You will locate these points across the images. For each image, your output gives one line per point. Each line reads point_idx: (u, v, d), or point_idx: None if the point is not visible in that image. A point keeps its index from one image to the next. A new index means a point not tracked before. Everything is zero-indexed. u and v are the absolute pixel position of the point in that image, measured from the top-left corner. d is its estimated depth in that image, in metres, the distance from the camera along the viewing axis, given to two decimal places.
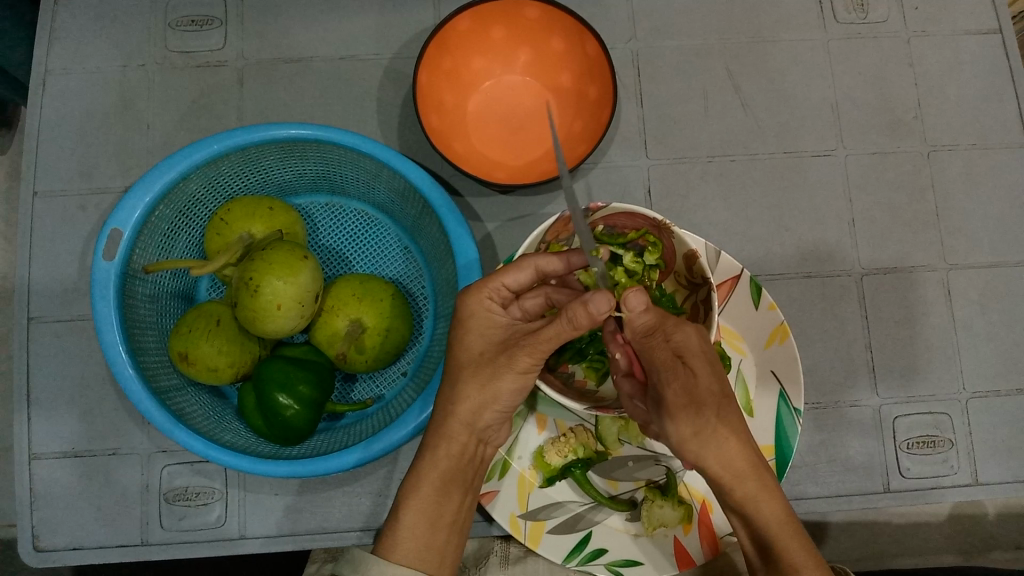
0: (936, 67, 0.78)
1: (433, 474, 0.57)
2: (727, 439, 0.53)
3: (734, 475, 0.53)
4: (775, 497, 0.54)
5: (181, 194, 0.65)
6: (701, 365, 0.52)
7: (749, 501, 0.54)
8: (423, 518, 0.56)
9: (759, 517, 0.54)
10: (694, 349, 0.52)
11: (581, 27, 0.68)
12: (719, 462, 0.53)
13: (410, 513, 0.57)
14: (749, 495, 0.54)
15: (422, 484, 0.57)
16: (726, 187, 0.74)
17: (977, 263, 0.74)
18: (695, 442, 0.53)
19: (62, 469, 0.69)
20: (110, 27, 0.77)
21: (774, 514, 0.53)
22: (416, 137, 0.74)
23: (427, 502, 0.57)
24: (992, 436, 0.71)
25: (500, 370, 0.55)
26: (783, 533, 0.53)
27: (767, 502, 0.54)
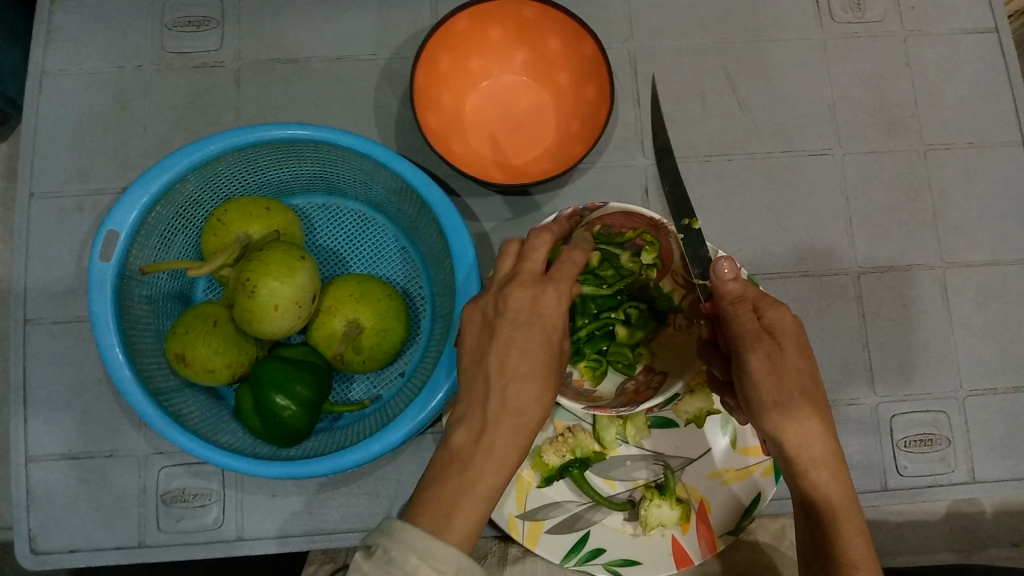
0: (933, 66, 0.78)
1: (501, 454, 0.50)
2: (809, 418, 0.54)
3: (809, 454, 0.54)
4: (840, 478, 0.54)
5: (178, 195, 0.64)
6: (790, 347, 0.54)
7: (819, 481, 0.54)
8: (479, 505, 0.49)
9: (821, 491, 0.54)
10: (787, 329, 0.55)
11: (579, 27, 0.68)
12: (797, 439, 0.54)
13: None
14: (816, 474, 0.54)
15: (487, 467, 0.49)
16: (723, 187, 0.74)
17: (974, 261, 0.74)
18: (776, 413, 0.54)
19: (59, 470, 0.69)
20: (106, 28, 0.76)
21: (839, 493, 0.53)
22: (414, 137, 0.74)
23: (490, 486, 0.49)
24: (989, 434, 0.71)
25: None
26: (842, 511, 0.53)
27: (832, 482, 0.54)
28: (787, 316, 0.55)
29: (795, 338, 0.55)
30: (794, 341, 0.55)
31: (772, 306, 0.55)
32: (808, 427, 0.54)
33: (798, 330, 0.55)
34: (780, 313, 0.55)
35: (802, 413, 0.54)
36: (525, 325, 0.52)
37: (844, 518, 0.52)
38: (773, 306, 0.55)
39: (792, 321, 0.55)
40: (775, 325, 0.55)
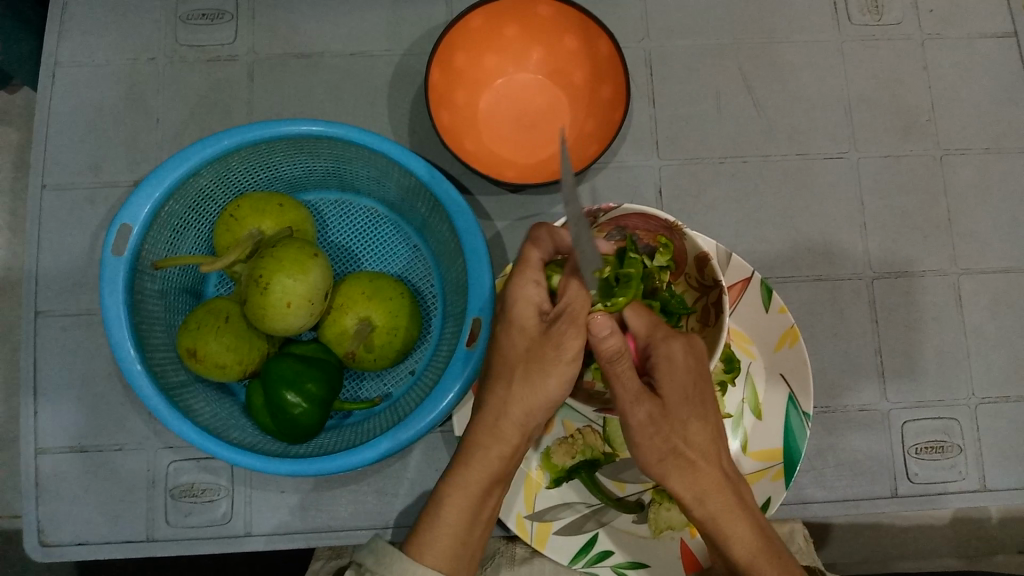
0: (950, 70, 0.78)
1: (476, 464, 0.56)
2: (694, 465, 0.54)
3: (698, 493, 0.53)
4: (738, 517, 0.53)
5: (191, 189, 0.64)
6: (675, 390, 0.53)
7: (716, 519, 0.53)
8: (463, 515, 0.55)
9: (723, 532, 0.53)
10: (676, 366, 0.53)
11: (594, 25, 0.67)
12: (683, 483, 0.54)
13: (450, 509, 0.55)
14: (714, 510, 0.53)
15: (470, 477, 0.56)
16: (737, 189, 0.74)
17: (988, 268, 0.74)
18: (663, 467, 0.54)
19: (68, 462, 0.69)
20: (120, 19, 0.76)
21: (744, 533, 0.53)
22: (428, 135, 0.74)
23: (459, 511, 0.55)
24: (1001, 442, 0.71)
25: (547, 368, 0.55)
26: (755, 552, 0.52)
27: (728, 524, 0.53)
28: (677, 350, 0.53)
29: (687, 373, 0.53)
30: (686, 383, 0.53)
31: (659, 344, 0.53)
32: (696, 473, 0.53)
33: (692, 362, 0.53)
34: (668, 350, 0.53)
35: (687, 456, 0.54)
36: (583, 322, 0.53)
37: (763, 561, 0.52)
38: (666, 340, 0.53)
39: (683, 352, 0.53)
40: (661, 370, 0.53)
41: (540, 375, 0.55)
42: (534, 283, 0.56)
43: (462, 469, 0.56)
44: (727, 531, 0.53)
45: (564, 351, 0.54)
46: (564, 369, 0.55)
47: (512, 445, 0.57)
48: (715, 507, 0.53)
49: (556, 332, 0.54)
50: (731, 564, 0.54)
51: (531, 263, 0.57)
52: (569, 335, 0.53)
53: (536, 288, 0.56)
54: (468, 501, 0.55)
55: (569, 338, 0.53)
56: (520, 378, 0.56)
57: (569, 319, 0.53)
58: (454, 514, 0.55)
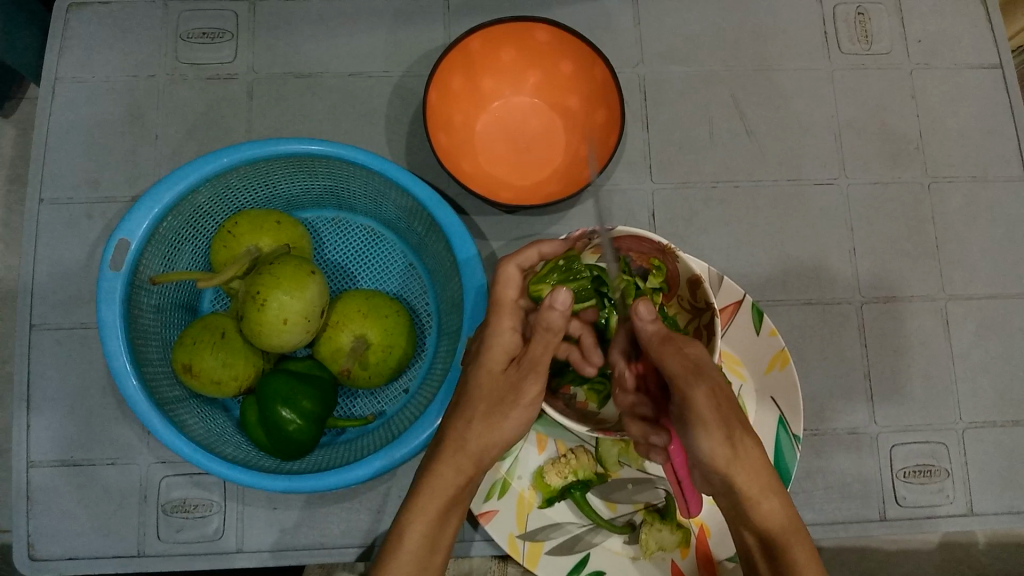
0: (938, 99, 0.79)
1: (435, 491, 0.54)
2: (751, 450, 0.53)
3: (752, 478, 0.52)
4: (773, 494, 0.53)
5: (189, 205, 0.65)
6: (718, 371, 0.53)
7: (756, 505, 0.53)
8: (424, 541, 0.53)
9: (762, 514, 0.53)
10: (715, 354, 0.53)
11: (591, 51, 0.69)
12: (745, 470, 0.52)
13: (412, 533, 0.53)
14: (762, 490, 0.53)
15: (426, 505, 0.53)
16: (730, 213, 0.75)
17: (975, 294, 0.75)
18: (727, 452, 0.52)
19: (59, 477, 0.69)
20: (121, 37, 0.77)
21: (778, 513, 0.53)
22: (425, 156, 0.75)
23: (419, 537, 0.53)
24: (987, 466, 0.72)
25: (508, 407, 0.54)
26: (792, 533, 0.53)
27: (765, 499, 0.53)
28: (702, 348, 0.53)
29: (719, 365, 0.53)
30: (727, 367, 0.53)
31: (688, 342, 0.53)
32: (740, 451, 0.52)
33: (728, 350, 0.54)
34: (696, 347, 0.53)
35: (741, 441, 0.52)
36: (542, 371, 0.54)
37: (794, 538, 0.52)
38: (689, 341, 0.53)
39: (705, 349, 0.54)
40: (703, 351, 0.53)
41: (501, 413, 0.54)
42: (509, 329, 0.57)
43: (421, 496, 0.54)
44: (764, 504, 0.53)
45: (523, 395, 0.54)
46: (524, 412, 0.54)
47: (468, 475, 0.55)
48: (766, 489, 0.53)
49: (516, 377, 0.54)
50: (768, 546, 0.53)
51: (509, 305, 0.58)
52: (528, 383, 0.54)
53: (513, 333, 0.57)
54: (425, 528, 0.53)
55: (528, 383, 0.54)
56: (478, 418, 0.54)
57: (533, 370, 0.54)
58: (417, 538, 0.53)
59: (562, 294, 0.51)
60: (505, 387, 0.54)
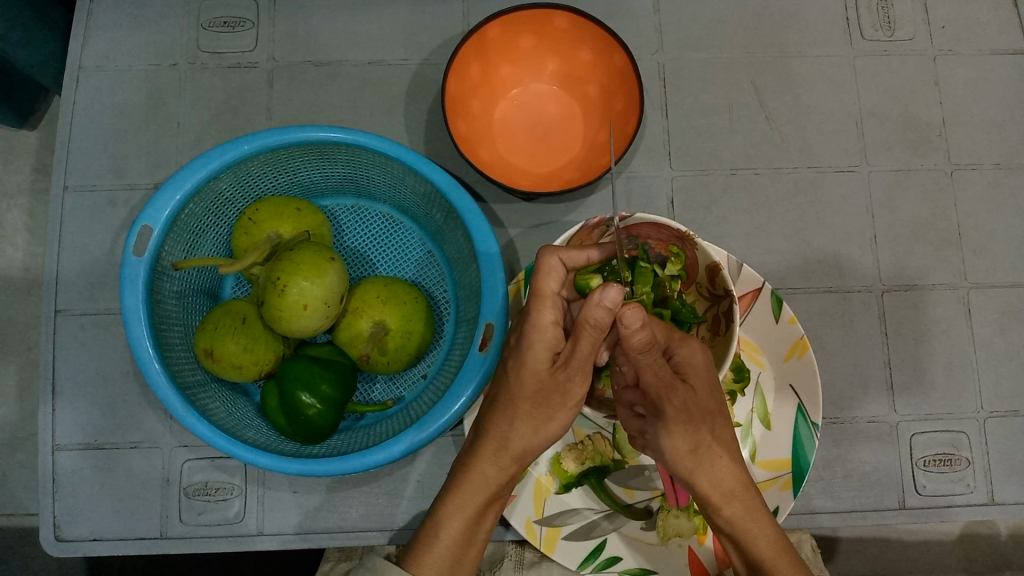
0: (961, 86, 0.78)
1: (475, 486, 0.58)
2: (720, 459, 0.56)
3: (725, 492, 0.56)
4: (759, 516, 0.56)
5: (211, 192, 0.65)
6: (702, 387, 0.54)
7: (736, 520, 0.56)
8: (460, 536, 0.58)
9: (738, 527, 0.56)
10: (698, 367, 0.54)
11: (610, 38, 0.68)
12: (707, 480, 0.56)
13: (450, 531, 0.58)
14: (738, 509, 0.56)
15: (467, 500, 0.58)
16: (750, 200, 0.75)
17: (998, 282, 0.74)
18: (690, 459, 0.56)
19: (85, 460, 0.70)
20: (143, 26, 0.78)
21: (767, 535, 0.56)
22: (443, 143, 0.75)
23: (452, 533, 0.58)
24: (1009, 456, 0.71)
25: (554, 411, 0.57)
26: (778, 553, 0.56)
27: (752, 522, 0.56)
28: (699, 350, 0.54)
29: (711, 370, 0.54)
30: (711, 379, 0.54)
31: (681, 343, 0.54)
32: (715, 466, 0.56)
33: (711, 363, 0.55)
34: (690, 350, 0.54)
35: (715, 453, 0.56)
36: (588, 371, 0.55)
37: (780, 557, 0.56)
38: (684, 341, 0.54)
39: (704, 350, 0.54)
40: (688, 367, 0.54)
41: (547, 415, 0.57)
42: (551, 322, 0.55)
43: (459, 492, 0.58)
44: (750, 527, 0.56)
45: (569, 397, 0.56)
46: (568, 412, 0.57)
47: (510, 475, 0.59)
48: (740, 505, 0.56)
49: (564, 377, 0.55)
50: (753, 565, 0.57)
51: (545, 296, 0.55)
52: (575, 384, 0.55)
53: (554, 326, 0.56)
54: (463, 524, 0.58)
55: (575, 385, 0.55)
56: (525, 419, 0.57)
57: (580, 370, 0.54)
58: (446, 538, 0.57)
59: (612, 291, 0.49)
60: (553, 390, 0.56)
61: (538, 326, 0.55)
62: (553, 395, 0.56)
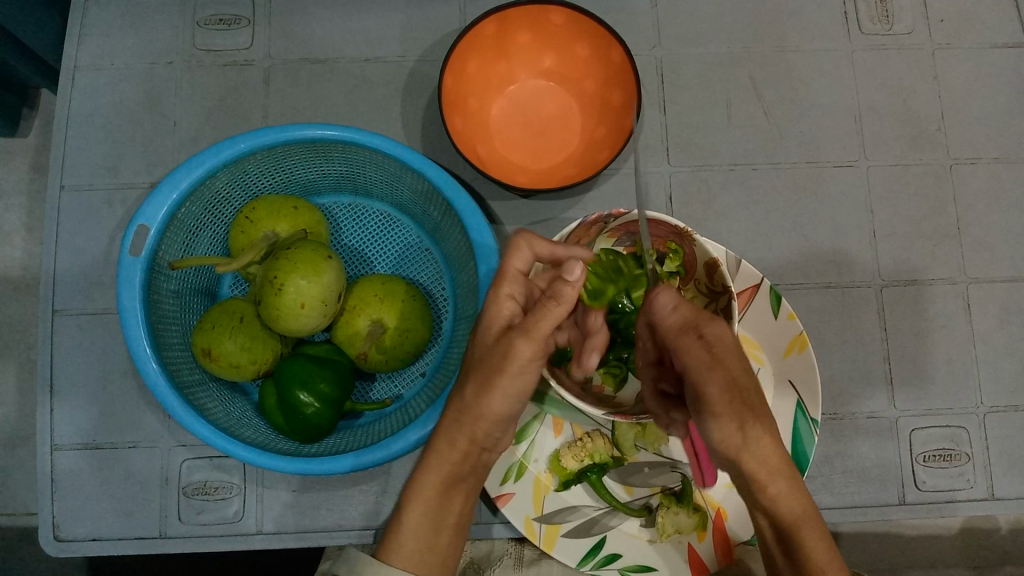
0: (960, 80, 0.78)
1: (432, 470, 0.57)
2: (761, 438, 0.53)
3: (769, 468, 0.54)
4: (798, 492, 0.54)
5: (207, 190, 0.65)
6: (736, 363, 0.52)
7: (776, 496, 0.54)
8: (426, 521, 0.56)
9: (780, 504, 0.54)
10: (729, 345, 0.53)
11: (607, 34, 0.68)
12: (756, 460, 0.53)
13: (412, 517, 0.56)
14: (779, 482, 0.54)
15: (426, 483, 0.57)
16: (748, 195, 0.75)
17: (998, 277, 0.74)
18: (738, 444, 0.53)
19: (83, 459, 0.70)
20: (139, 24, 0.77)
21: (799, 504, 0.54)
22: (440, 140, 0.75)
23: (416, 520, 0.56)
24: (1008, 450, 0.71)
25: (494, 375, 0.54)
26: (806, 522, 0.54)
27: (790, 497, 0.54)
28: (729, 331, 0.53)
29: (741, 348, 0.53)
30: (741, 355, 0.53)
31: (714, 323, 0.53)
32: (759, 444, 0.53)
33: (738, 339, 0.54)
34: (722, 330, 0.53)
35: (758, 430, 0.53)
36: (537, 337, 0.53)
37: (808, 528, 0.54)
38: (712, 321, 0.53)
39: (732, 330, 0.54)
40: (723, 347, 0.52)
41: (488, 380, 0.54)
42: (507, 297, 0.56)
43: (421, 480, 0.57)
44: (786, 500, 0.54)
45: (508, 362, 0.53)
46: (509, 379, 0.54)
47: (464, 452, 0.57)
48: (781, 478, 0.54)
49: (506, 340, 0.53)
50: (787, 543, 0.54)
51: (510, 273, 0.57)
52: (518, 347, 0.53)
53: (510, 303, 0.56)
54: (424, 508, 0.56)
55: (519, 348, 0.53)
56: (471, 389, 0.55)
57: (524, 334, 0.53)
58: (413, 524, 0.56)
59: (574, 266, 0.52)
60: (493, 352, 0.54)
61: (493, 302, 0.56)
62: (492, 357, 0.54)
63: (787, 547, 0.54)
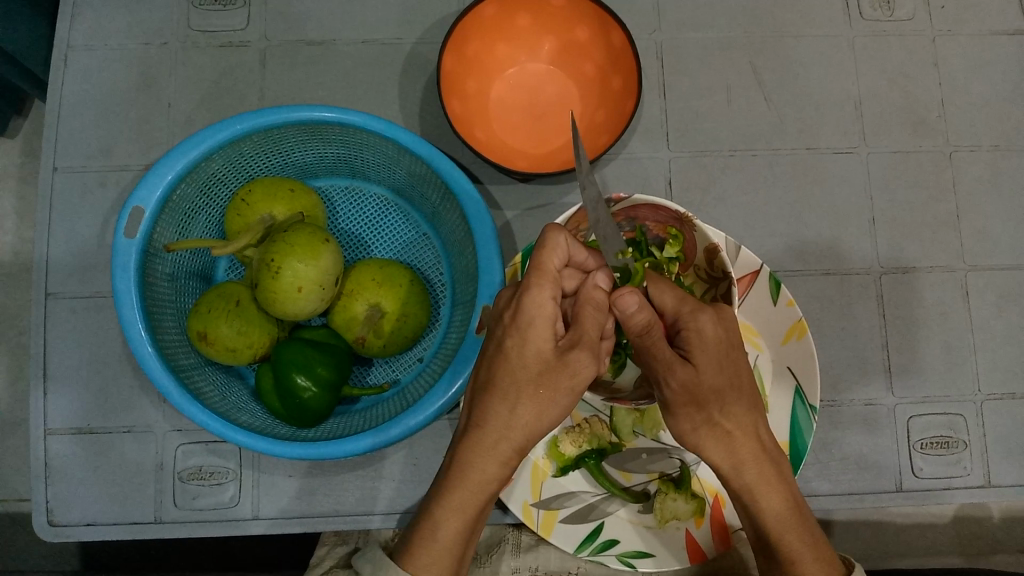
0: (960, 68, 0.78)
1: (473, 481, 0.53)
2: (731, 434, 0.54)
3: (735, 463, 0.55)
4: (776, 488, 0.55)
5: (203, 172, 0.64)
6: (710, 364, 0.52)
7: (752, 488, 0.55)
8: (461, 533, 0.53)
9: (756, 498, 0.55)
10: (707, 341, 0.52)
11: (607, 16, 0.67)
12: (722, 451, 0.55)
13: (447, 528, 0.53)
14: (751, 482, 0.55)
15: (462, 499, 0.53)
16: (747, 181, 0.74)
17: (996, 265, 0.74)
18: (695, 436, 0.55)
19: (76, 444, 0.69)
20: (132, 4, 0.76)
21: (773, 504, 0.55)
22: (438, 124, 0.74)
23: (452, 533, 0.53)
24: (1005, 438, 0.71)
25: (560, 393, 0.52)
26: (785, 525, 0.55)
27: (766, 495, 0.55)
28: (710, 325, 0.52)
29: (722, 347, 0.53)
30: (719, 355, 0.53)
31: (689, 318, 0.53)
32: (732, 436, 0.54)
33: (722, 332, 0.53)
34: (701, 323, 0.52)
35: (725, 428, 0.54)
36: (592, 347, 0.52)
37: (788, 530, 0.55)
38: (695, 314, 0.53)
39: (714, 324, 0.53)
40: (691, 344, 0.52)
41: (552, 398, 0.52)
42: (551, 298, 0.52)
43: (453, 491, 0.53)
44: (762, 496, 0.55)
45: (577, 379, 0.52)
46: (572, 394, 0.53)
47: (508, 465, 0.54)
48: (752, 477, 0.55)
49: (571, 357, 0.52)
50: (764, 537, 0.56)
51: (550, 272, 0.52)
52: (585, 362, 0.52)
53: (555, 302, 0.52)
54: (462, 523, 0.53)
55: (585, 365, 0.52)
56: (529, 409, 0.52)
57: (588, 347, 0.52)
58: (451, 533, 0.53)
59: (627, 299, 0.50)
60: (559, 369, 0.52)
61: (539, 301, 0.51)
62: (558, 374, 0.52)
63: (762, 538, 0.56)
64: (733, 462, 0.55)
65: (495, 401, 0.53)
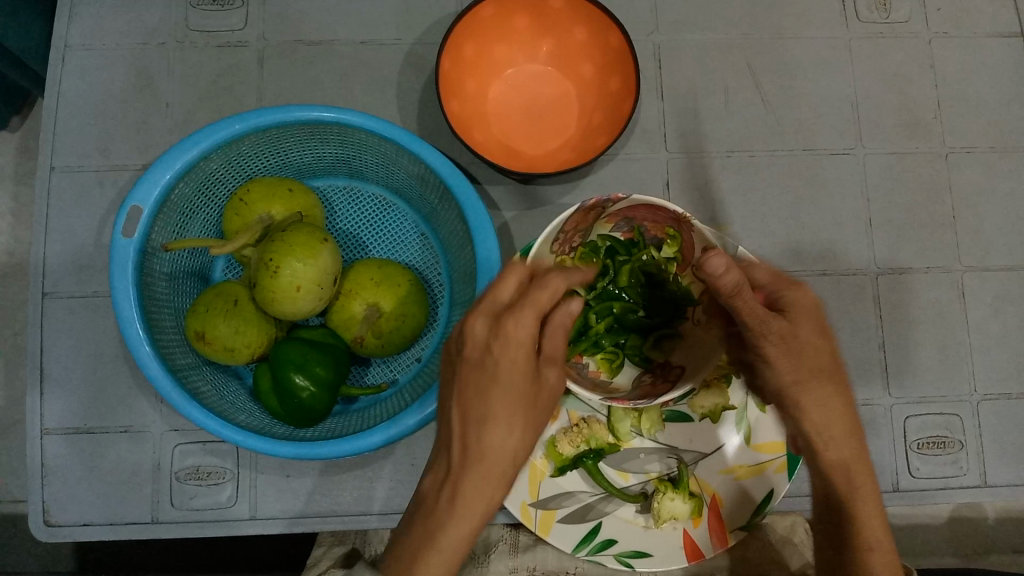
0: (956, 69, 0.78)
1: (473, 506, 0.52)
2: (830, 397, 0.59)
3: (825, 435, 0.59)
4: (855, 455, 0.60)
5: (201, 172, 0.64)
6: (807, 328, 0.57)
7: (833, 455, 0.60)
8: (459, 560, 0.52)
9: (833, 469, 0.60)
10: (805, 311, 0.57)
11: (606, 18, 0.68)
12: (816, 412, 0.59)
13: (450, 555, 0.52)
14: (835, 458, 0.60)
15: (462, 524, 0.52)
16: (744, 182, 0.74)
17: (992, 265, 0.74)
18: (794, 393, 0.58)
19: (73, 444, 0.69)
20: (130, 4, 0.76)
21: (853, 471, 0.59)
22: (436, 124, 0.74)
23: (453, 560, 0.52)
24: (1000, 438, 0.71)
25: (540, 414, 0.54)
26: (855, 488, 0.59)
27: (850, 459, 0.60)
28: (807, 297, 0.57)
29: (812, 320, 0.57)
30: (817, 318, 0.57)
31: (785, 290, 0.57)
32: (827, 404, 0.59)
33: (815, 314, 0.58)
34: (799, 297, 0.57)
35: (823, 395, 0.59)
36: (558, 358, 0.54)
37: (867, 500, 0.59)
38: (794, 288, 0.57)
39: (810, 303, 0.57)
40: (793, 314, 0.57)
41: (536, 419, 0.54)
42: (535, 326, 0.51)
43: (455, 517, 0.52)
44: (848, 468, 0.59)
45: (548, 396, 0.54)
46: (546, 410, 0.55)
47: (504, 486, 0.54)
48: (828, 439, 0.59)
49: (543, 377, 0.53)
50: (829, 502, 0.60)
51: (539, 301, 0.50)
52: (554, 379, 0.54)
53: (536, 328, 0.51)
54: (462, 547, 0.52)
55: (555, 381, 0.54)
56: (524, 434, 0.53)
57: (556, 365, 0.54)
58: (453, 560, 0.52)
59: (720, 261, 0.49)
60: (536, 391, 0.53)
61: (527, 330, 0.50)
62: (537, 395, 0.53)
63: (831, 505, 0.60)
64: (821, 425, 0.59)
65: (493, 428, 0.52)
